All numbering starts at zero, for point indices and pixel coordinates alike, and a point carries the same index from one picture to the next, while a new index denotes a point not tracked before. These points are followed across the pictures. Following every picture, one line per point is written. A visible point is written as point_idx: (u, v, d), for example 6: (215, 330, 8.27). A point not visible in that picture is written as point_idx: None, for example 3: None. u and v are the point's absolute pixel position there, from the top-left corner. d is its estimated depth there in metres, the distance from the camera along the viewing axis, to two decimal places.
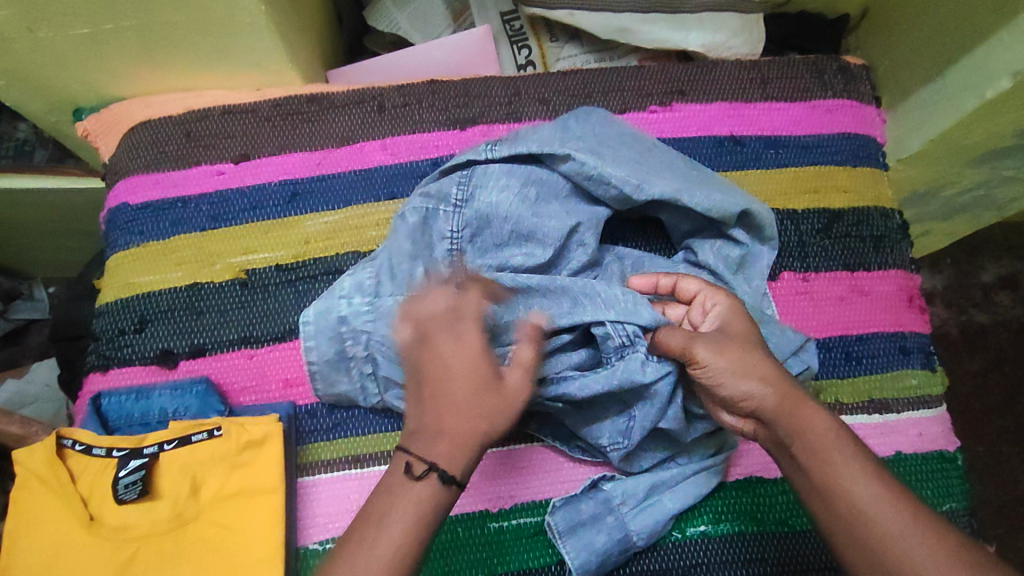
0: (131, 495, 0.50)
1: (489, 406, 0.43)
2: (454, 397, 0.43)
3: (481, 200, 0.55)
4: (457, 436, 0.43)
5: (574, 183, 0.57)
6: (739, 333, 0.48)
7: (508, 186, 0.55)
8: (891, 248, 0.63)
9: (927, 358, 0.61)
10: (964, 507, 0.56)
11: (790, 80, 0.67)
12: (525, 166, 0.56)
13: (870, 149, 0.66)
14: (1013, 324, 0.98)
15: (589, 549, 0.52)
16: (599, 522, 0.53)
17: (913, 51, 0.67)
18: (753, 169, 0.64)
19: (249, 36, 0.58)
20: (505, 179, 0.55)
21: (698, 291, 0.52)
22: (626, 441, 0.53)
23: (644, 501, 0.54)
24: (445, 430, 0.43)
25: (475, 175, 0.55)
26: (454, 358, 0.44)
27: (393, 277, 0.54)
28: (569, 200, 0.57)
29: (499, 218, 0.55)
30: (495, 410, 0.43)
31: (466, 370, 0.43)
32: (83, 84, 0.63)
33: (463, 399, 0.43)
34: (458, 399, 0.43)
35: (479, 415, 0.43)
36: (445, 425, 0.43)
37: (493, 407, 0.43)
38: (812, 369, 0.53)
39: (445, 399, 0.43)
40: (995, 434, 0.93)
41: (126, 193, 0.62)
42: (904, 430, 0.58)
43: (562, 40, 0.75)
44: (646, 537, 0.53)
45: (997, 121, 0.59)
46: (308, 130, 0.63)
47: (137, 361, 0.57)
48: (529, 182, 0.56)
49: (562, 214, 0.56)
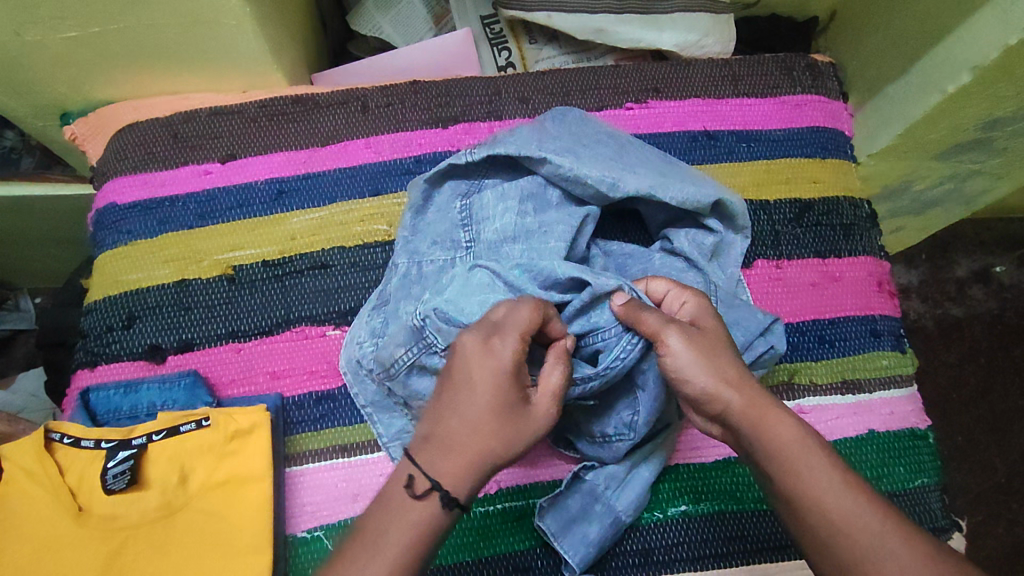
0: (119, 485, 0.51)
1: (505, 423, 0.43)
2: (475, 413, 0.43)
3: (487, 232, 0.56)
4: (469, 454, 0.43)
5: (561, 188, 0.58)
6: (711, 333, 0.47)
7: (506, 208, 0.56)
8: (860, 236, 0.65)
9: (897, 340, 0.63)
10: (936, 483, 0.58)
11: (760, 77, 0.70)
12: (515, 183, 0.57)
13: (838, 141, 0.69)
14: (987, 317, 1.01)
15: (585, 542, 0.53)
16: (588, 514, 0.54)
17: (878, 49, 0.69)
18: (726, 162, 0.66)
19: (234, 38, 0.59)
20: (502, 204, 0.57)
21: (667, 290, 0.51)
22: (631, 433, 0.53)
23: (625, 478, 0.55)
24: (456, 448, 0.43)
25: (475, 209, 0.57)
26: (490, 375, 0.43)
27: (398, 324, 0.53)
28: (561, 208, 0.58)
29: (507, 241, 0.56)
30: (512, 430, 0.43)
31: (500, 386, 0.43)
32: (72, 88, 0.64)
33: (479, 417, 0.43)
34: (480, 414, 0.43)
35: (496, 433, 0.43)
36: (459, 445, 0.43)
37: (515, 428, 0.43)
38: (777, 351, 0.55)
39: (464, 423, 0.43)
40: (973, 423, 0.96)
41: (114, 193, 0.63)
42: (876, 410, 0.60)
43: (541, 43, 0.77)
44: (632, 515, 0.54)
45: (959, 114, 0.61)
46: (292, 130, 0.65)
47: (126, 357, 0.58)
48: (525, 198, 0.57)
49: (565, 217, 0.56)
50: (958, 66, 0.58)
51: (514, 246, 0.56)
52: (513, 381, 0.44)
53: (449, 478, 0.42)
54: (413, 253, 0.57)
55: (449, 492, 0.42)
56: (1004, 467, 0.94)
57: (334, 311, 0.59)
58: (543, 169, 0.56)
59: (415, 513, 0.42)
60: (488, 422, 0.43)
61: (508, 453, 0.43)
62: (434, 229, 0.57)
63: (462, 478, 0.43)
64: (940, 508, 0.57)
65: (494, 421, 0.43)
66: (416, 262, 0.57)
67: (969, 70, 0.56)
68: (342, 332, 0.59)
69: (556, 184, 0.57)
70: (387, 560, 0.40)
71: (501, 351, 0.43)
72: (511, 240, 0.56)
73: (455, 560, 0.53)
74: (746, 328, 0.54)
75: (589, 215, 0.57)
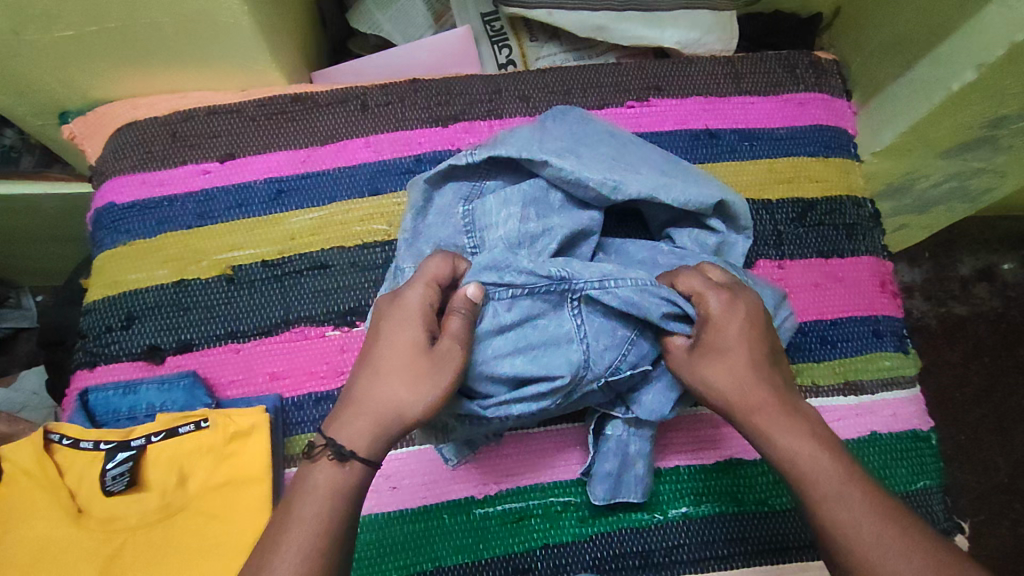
0: (118, 487, 0.51)
1: (404, 368, 0.45)
2: (378, 360, 0.45)
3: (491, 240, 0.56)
4: (374, 408, 0.44)
5: (563, 190, 0.57)
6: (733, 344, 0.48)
7: (510, 212, 0.55)
8: (864, 235, 0.65)
9: (900, 341, 0.62)
10: (938, 485, 0.58)
11: (763, 75, 0.69)
12: (516, 186, 0.56)
13: (841, 140, 0.68)
14: (991, 316, 1.00)
15: (636, 492, 0.54)
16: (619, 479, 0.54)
17: (882, 45, 0.68)
18: (728, 161, 0.66)
19: (232, 36, 0.58)
20: (505, 209, 0.55)
21: (698, 286, 0.50)
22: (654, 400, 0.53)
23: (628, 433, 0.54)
24: (362, 402, 0.45)
25: (477, 213, 0.56)
26: (396, 322, 0.46)
27: None
28: (564, 211, 0.57)
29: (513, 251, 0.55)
30: (410, 375, 0.45)
31: (404, 331, 0.46)
32: (71, 87, 0.63)
33: (384, 363, 0.45)
34: (381, 362, 0.45)
35: (397, 378, 0.45)
36: (364, 398, 0.45)
37: (415, 373, 0.45)
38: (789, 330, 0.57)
39: (368, 373, 0.45)
40: (976, 422, 0.95)
41: (112, 193, 0.63)
42: (878, 411, 0.59)
43: (542, 40, 0.76)
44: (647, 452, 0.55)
45: (964, 113, 0.60)
46: (291, 129, 0.64)
47: (125, 357, 0.58)
48: (529, 203, 0.56)
49: (567, 222, 0.56)
50: (962, 65, 0.57)
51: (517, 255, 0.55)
52: (417, 322, 0.46)
53: (349, 435, 0.44)
54: (418, 256, 0.56)
55: (342, 446, 0.43)
56: (1007, 466, 0.93)
57: (334, 311, 0.59)
58: (545, 171, 0.55)
59: (319, 476, 0.43)
60: (391, 365, 0.45)
61: (412, 401, 0.44)
62: (436, 234, 0.57)
63: (365, 436, 0.44)
64: (941, 511, 0.57)
65: (394, 366, 0.45)
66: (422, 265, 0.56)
67: (974, 67, 0.56)
68: (341, 332, 0.59)
69: (558, 186, 0.57)
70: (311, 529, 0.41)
71: (407, 296, 0.47)
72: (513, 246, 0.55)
73: (454, 562, 0.53)
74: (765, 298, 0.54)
75: (592, 221, 0.57)
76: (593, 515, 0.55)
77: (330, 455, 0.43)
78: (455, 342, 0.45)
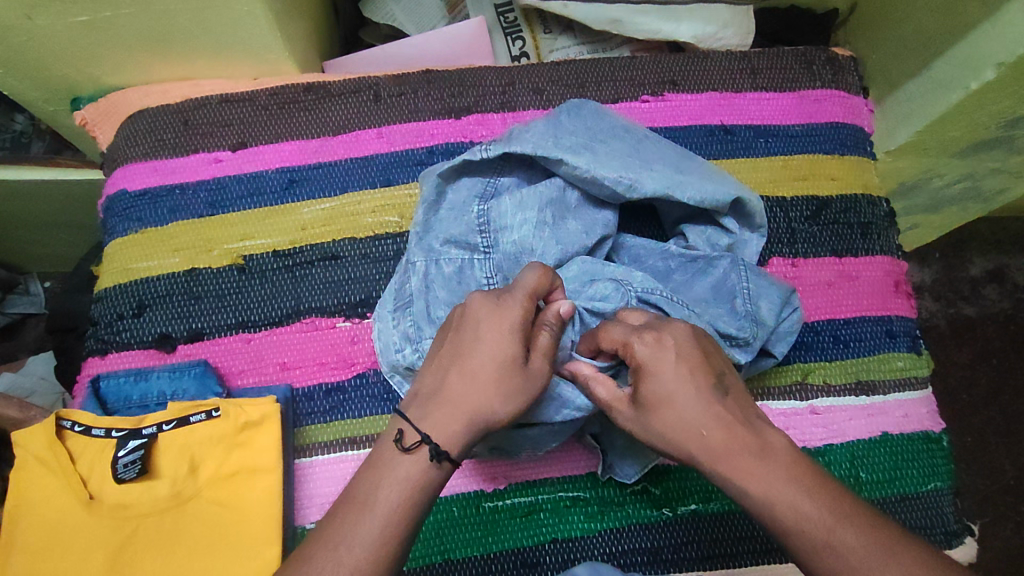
0: (130, 474, 0.51)
1: (505, 384, 0.43)
2: (473, 368, 0.43)
3: (507, 241, 0.56)
4: (463, 409, 0.43)
5: (581, 190, 0.57)
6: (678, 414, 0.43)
7: (527, 216, 0.56)
8: (878, 235, 0.64)
9: (913, 342, 0.62)
10: (948, 487, 0.58)
11: (780, 71, 0.68)
12: (533, 188, 0.56)
13: (858, 138, 0.67)
14: (1000, 318, 1.00)
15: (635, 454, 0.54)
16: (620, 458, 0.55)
17: (898, 41, 0.67)
18: (743, 157, 0.65)
19: (246, 24, 0.58)
20: (521, 211, 0.56)
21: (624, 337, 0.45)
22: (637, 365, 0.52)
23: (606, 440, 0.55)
24: (451, 400, 0.43)
25: (493, 216, 0.56)
26: (500, 336, 0.44)
27: (430, 320, 0.53)
28: (581, 211, 0.57)
29: (527, 252, 0.56)
30: (508, 389, 0.43)
31: (502, 346, 0.44)
32: (82, 73, 0.63)
33: (480, 373, 0.43)
34: (478, 371, 0.43)
35: (495, 392, 0.43)
36: (460, 402, 0.43)
37: (515, 387, 0.43)
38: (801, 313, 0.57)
39: (461, 376, 0.44)
40: (983, 424, 0.95)
41: (124, 180, 0.63)
42: (890, 412, 0.59)
43: (556, 32, 0.76)
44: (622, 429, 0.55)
45: (981, 112, 0.60)
46: (303, 119, 0.64)
47: (137, 345, 0.58)
48: (546, 205, 0.56)
49: (583, 224, 0.57)
50: (982, 63, 0.56)
51: (532, 257, 0.56)
52: (517, 337, 0.44)
53: (449, 439, 0.42)
54: (429, 251, 0.55)
55: (440, 445, 0.42)
56: (1014, 469, 0.93)
57: (344, 303, 0.59)
58: (561, 169, 0.55)
59: (406, 468, 0.42)
60: (487, 377, 0.43)
61: (503, 412, 0.43)
62: (447, 229, 0.56)
63: (455, 434, 0.43)
64: (952, 513, 0.57)
65: (490, 378, 0.43)
66: (433, 260, 0.55)
67: (994, 66, 0.55)
68: (351, 324, 0.59)
69: (574, 185, 0.57)
70: (376, 523, 0.40)
71: (509, 308, 0.44)
72: (528, 249, 0.56)
73: (463, 555, 0.53)
74: (776, 292, 0.55)
75: (606, 220, 0.57)
76: (603, 510, 0.55)
77: (429, 454, 0.42)
78: (546, 360, 0.45)
